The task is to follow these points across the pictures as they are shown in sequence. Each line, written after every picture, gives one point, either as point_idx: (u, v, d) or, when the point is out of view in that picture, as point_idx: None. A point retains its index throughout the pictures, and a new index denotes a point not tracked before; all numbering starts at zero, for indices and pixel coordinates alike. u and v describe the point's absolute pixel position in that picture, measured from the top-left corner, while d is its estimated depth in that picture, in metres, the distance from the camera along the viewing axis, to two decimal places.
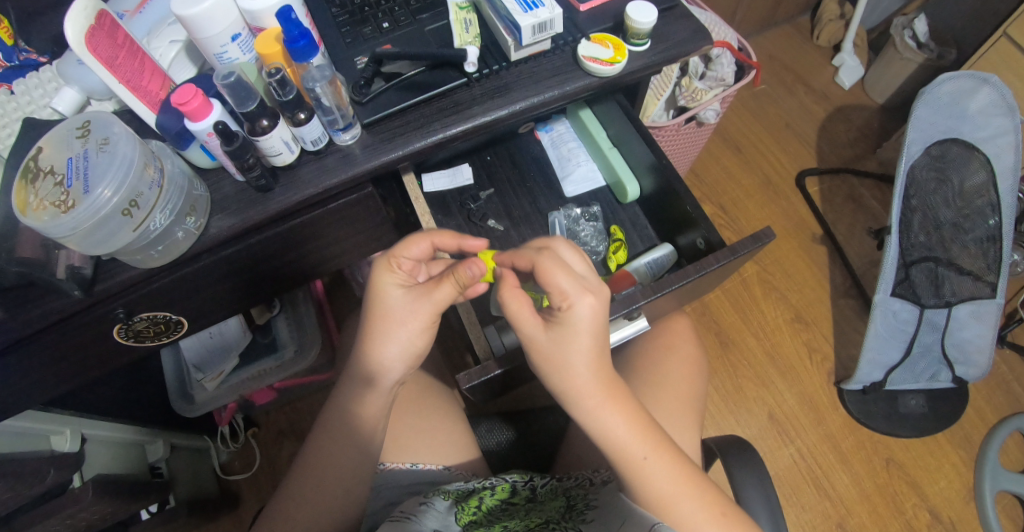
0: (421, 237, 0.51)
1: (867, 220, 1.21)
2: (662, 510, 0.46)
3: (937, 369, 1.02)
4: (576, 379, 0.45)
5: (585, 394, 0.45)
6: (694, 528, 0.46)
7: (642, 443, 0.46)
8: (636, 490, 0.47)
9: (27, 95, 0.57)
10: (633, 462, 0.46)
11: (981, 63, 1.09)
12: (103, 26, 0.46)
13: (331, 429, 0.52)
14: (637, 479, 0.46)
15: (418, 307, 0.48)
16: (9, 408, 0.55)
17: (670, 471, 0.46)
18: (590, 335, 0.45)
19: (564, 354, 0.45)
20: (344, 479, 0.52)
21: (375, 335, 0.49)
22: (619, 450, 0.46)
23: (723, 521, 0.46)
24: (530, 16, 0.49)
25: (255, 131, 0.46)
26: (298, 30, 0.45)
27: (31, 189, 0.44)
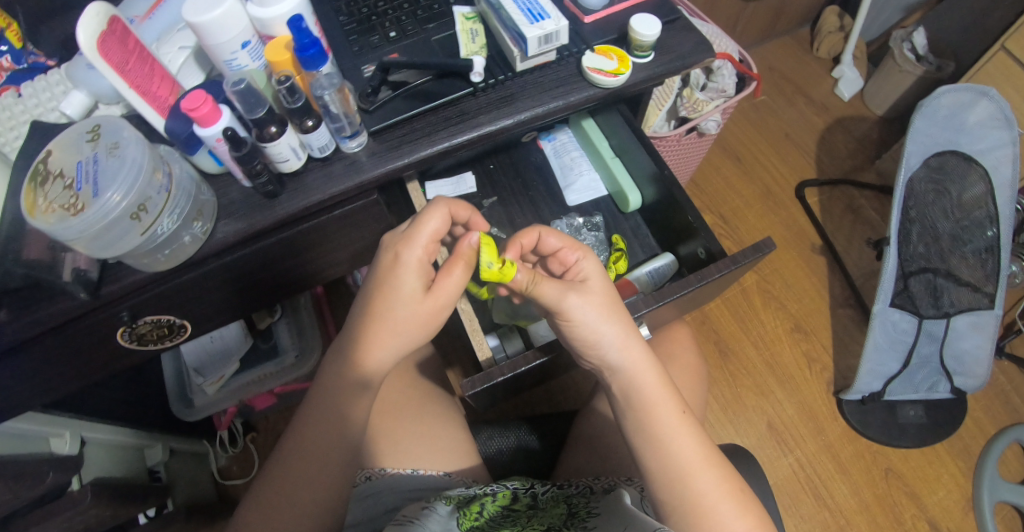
0: (440, 208, 0.51)
1: (866, 230, 1.22)
2: (685, 482, 0.46)
3: (936, 380, 1.02)
4: (610, 333, 0.49)
5: (623, 347, 0.49)
6: (716, 499, 0.45)
7: (674, 403, 0.49)
8: (666, 457, 0.47)
9: (35, 98, 0.58)
10: (660, 421, 0.48)
11: (979, 76, 1.10)
12: (115, 31, 0.46)
13: (318, 431, 0.50)
14: (666, 442, 0.47)
15: (437, 303, 0.50)
16: (11, 409, 0.55)
17: (698, 438, 0.48)
18: (604, 287, 0.51)
19: (603, 307, 0.49)
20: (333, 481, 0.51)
21: (386, 336, 0.49)
22: (648, 406, 0.48)
23: (742, 496, 0.46)
24: (536, 27, 0.50)
25: (262, 137, 0.46)
26: (309, 38, 0.46)
27: (41, 191, 0.44)
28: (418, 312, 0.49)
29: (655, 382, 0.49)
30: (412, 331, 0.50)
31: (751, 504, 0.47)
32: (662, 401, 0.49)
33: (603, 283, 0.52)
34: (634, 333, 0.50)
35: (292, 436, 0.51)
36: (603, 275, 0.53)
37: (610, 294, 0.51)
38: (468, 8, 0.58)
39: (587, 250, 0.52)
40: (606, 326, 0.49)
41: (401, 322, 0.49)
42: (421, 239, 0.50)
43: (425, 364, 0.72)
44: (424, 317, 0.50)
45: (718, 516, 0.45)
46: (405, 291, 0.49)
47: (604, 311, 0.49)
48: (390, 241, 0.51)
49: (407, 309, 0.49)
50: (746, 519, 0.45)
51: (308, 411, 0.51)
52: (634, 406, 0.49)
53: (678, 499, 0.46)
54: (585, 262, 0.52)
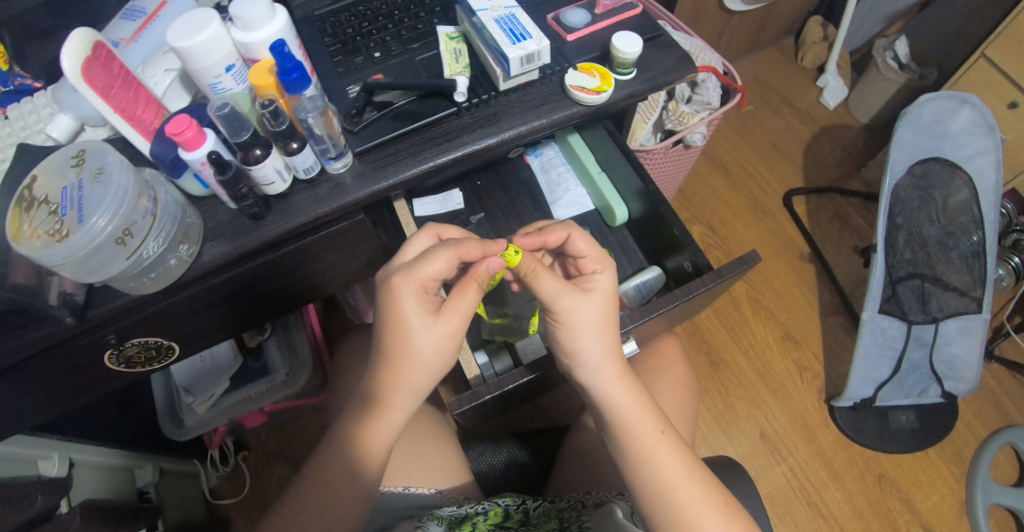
0: (444, 250, 0.50)
1: (854, 237, 1.23)
2: (668, 498, 0.46)
3: (926, 384, 1.03)
4: (592, 347, 0.49)
5: (602, 364, 0.49)
6: (699, 515, 0.45)
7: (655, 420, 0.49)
8: (645, 475, 0.47)
9: (21, 121, 0.58)
10: (639, 439, 0.48)
11: (961, 83, 1.12)
12: (99, 56, 0.46)
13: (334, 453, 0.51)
14: (646, 459, 0.47)
15: (449, 327, 0.49)
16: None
17: (678, 455, 0.48)
18: (607, 300, 0.51)
19: (594, 322, 0.49)
20: (357, 496, 0.51)
21: (403, 367, 0.49)
22: (628, 426, 0.48)
23: (726, 510, 0.46)
24: (518, 48, 0.51)
25: (247, 160, 0.46)
26: (291, 63, 0.46)
27: (25, 217, 0.44)
28: (433, 340, 0.49)
29: (634, 400, 0.49)
30: (425, 364, 0.50)
31: (738, 519, 0.46)
32: (641, 419, 0.49)
33: (609, 300, 0.51)
34: (616, 351, 0.50)
35: (318, 459, 0.52)
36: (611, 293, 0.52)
37: (607, 308, 0.50)
38: (451, 28, 0.59)
39: (607, 263, 0.50)
40: (587, 339, 0.49)
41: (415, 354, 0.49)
42: (420, 272, 0.49)
43: None
44: (427, 348, 0.49)
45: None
46: (415, 321, 0.48)
47: (597, 324, 0.49)
48: (389, 279, 0.49)
49: (420, 338, 0.49)
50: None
51: (331, 437, 0.52)
52: (613, 425, 0.49)
53: (662, 515, 0.46)
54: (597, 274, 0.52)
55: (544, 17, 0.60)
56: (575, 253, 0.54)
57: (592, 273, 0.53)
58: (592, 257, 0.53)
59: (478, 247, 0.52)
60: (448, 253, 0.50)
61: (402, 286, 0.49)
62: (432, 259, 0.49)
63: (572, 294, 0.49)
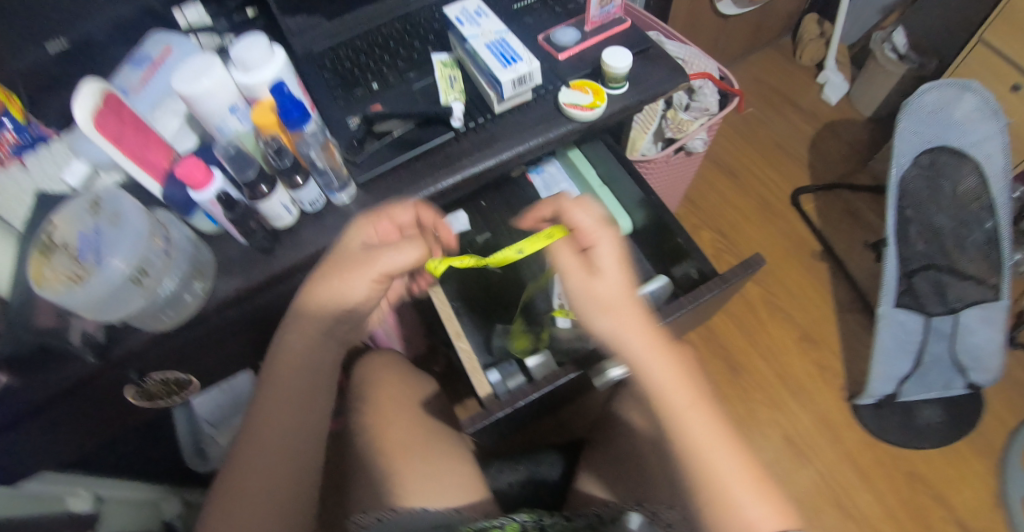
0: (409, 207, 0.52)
1: (865, 233, 1.22)
2: (692, 462, 0.43)
3: (949, 377, 1.01)
4: (613, 320, 0.46)
5: (635, 331, 0.46)
6: (730, 484, 0.42)
7: (685, 388, 0.46)
8: (676, 438, 0.44)
9: (43, 172, 0.60)
10: (672, 405, 0.45)
11: (962, 69, 1.11)
12: (110, 106, 0.48)
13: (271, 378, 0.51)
14: (675, 424, 0.45)
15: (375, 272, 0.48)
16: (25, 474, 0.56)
17: (712, 421, 0.45)
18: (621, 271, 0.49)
19: (609, 296, 0.47)
20: (287, 432, 0.50)
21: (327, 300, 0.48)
22: (660, 393, 0.45)
23: (760, 484, 0.43)
24: (509, 71, 0.52)
25: (256, 196, 0.48)
26: (292, 102, 0.48)
27: (47, 262, 0.46)
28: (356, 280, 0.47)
29: (662, 365, 0.46)
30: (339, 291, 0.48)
31: (772, 494, 0.43)
32: (671, 386, 0.45)
33: (616, 269, 0.48)
34: (645, 319, 0.47)
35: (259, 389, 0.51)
36: (619, 262, 0.49)
37: (625, 285, 0.48)
38: (446, 55, 0.60)
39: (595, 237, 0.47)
40: (613, 314, 0.47)
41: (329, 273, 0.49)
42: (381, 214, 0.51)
43: (432, 403, 0.73)
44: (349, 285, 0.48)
45: (734, 500, 0.42)
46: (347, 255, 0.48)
47: (613, 299, 0.47)
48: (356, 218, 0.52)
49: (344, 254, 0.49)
50: (766, 507, 0.42)
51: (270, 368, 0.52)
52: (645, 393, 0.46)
53: (693, 484, 0.43)
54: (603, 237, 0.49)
55: (536, 38, 0.61)
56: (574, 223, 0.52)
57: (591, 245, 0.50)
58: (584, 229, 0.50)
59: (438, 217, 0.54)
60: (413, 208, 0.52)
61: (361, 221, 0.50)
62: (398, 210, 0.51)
63: (579, 274, 0.48)
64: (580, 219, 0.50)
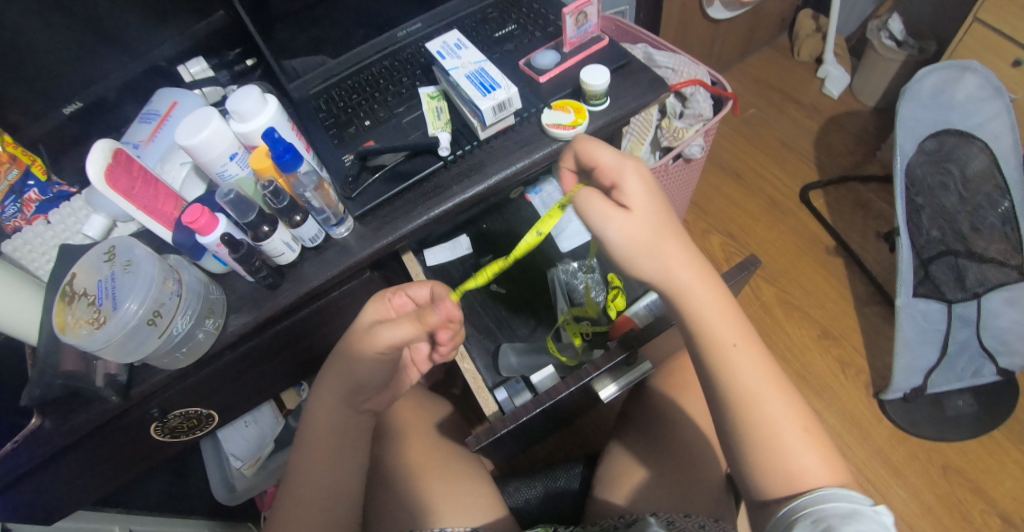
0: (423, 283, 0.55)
1: (878, 223, 1.20)
2: (750, 409, 0.43)
3: (979, 364, 0.98)
4: (652, 267, 0.45)
5: (679, 271, 0.44)
6: (786, 426, 0.42)
7: (732, 328, 0.45)
8: (728, 381, 0.44)
9: (62, 224, 0.64)
10: (722, 348, 0.44)
11: (961, 50, 1.10)
12: (120, 161, 0.51)
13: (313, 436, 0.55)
14: (726, 368, 0.44)
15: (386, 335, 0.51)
16: (56, 515, 0.58)
17: (759, 362, 0.44)
18: (652, 206, 0.45)
19: (649, 236, 0.44)
20: (327, 488, 0.53)
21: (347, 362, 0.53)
22: (711, 333, 0.44)
23: (812, 430, 0.43)
24: (489, 99, 0.54)
25: (258, 237, 0.50)
26: (283, 145, 0.49)
27: (69, 309, 0.49)
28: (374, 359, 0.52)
29: (710, 305, 0.45)
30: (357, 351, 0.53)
31: (823, 442, 0.43)
32: (719, 326, 0.44)
33: (654, 205, 0.45)
34: (684, 256, 0.45)
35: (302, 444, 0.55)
36: (647, 193, 0.45)
37: (660, 223, 0.45)
38: (432, 88, 0.63)
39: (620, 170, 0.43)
40: (659, 258, 0.44)
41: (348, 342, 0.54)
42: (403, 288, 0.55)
43: (448, 425, 0.74)
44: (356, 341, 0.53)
45: (791, 446, 0.41)
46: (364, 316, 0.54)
47: (653, 239, 0.44)
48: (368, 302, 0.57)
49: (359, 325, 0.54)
50: (814, 456, 0.41)
51: (305, 430, 0.56)
52: (693, 334, 0.45)
53: (739, 426, 0.43)
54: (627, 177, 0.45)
55: (517, 64, 0.63)
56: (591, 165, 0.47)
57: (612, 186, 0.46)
58: (605, 166, 0.46)
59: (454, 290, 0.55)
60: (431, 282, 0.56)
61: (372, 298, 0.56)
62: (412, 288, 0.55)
63: (616, 215, 0.44)
64: (600, 155, 0.46)
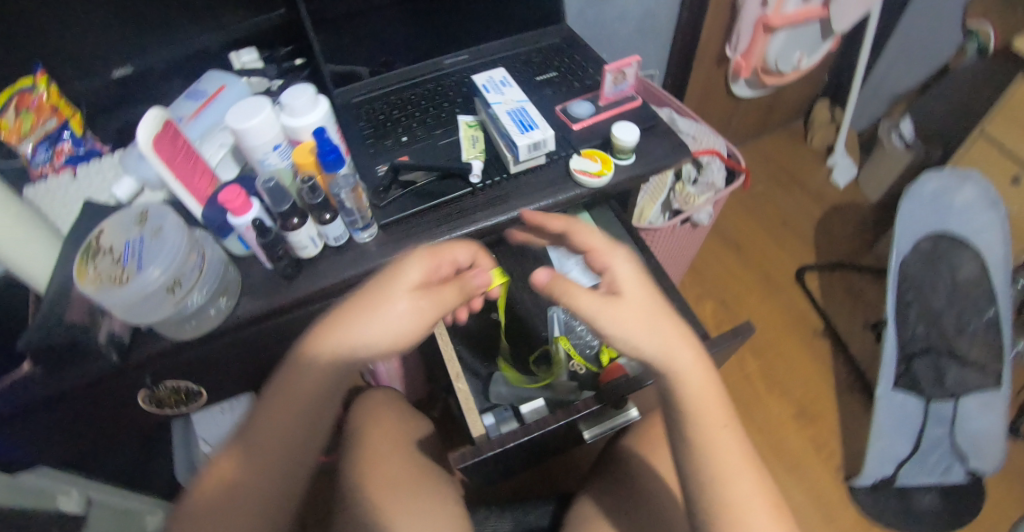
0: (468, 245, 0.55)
1: (867, 312, 1.24)
2: (717, 486, 0.45)
3: (949, 463, 1.00)
4: (652, 346, 0.46)
5: (667, 355, 0.46)
6: (752, 510, 0.44)
7: (718, 411, 0.47)
8: (701, 458, 0.46)
9: (89, 180, 0.66)
10: (704, 427, 0.46)
11: (965, 159, 1.16)
12: (168, 133, 0.54)
13: (293, 393, 0.46)
14: (703, 448, 0.46)
15: (425, 304, 0.49)
16: (20, 462, 0.58)
17: (737, 447, 0.46)
18: (640, 292, 0.48)
19: (637, 321, 0.46)
20: (290, 455, 0.46)
21: (372, 318, 0.47)
22: (696, 413, 0.46)
23: (777, 514, 0.45)
24: (526, 137, 0.58)
25: (286, 227, 0.52)
26: (330, 146, 0.54)
27: (90, 263, 0.50)
28: (405, 312, 0.48)
29: (701, 387, 0.46)
30: (390, 321, 0.48)
31: (785, 525, 0.45)
32: (708, 408, 0.46)
33: (644, 292, 0.48)
34: (679, 339, 0.47)
35: (280, 398, 0.46)
36: (638, 281, 0.48)
37: (649, 305, 0.47)
38: (471, 117, 0.66)
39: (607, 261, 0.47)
40: (648, 341, 0.46)
41: (381, 300, 0.48)
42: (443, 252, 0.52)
43: (427, 444, 0.75)
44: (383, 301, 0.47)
45: (751, 526, 0.43)
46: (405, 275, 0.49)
47: (643, 327, 0.46)
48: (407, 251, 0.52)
49: (399, 291, 0.48)
50: None
51: (285, 381, 0.47)
52: (679, 412, 0.47)
53: (708, 501, 0.45)
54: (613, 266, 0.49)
55: (553, 108, 0.67)
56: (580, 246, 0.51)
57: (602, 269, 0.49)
58: (598, 250, 0.50)
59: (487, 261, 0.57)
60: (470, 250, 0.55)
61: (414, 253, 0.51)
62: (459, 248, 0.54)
63: (608, 301, 0.46)
64: (595, 239, 0.51)
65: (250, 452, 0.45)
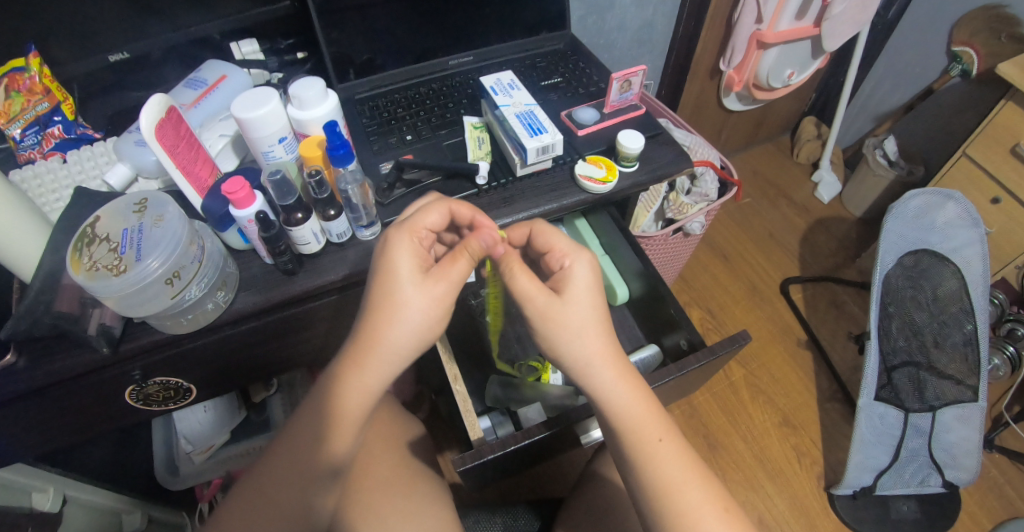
0: (439, 205, 0.51)
1: (849, 325, 1.27)
2: (667, 499, 0.48)
3: (926, 473, 1.02)
4: (585, 349, 0.49)
5: (607, 367, 0.50)
6: (700, 516, 0.47)
7: (655, 425, 0.50)
8: (647, 475, 0.49)
9: (79, 165, 0.64)
10: (647, 443, 0.49)
11: (947, 179, 1.19)
12: (171, 119, 0.53)
13: (299, 434, 0.51)
14: (646, 466, 0.49)
15: (438, 290, 0.48)
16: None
17: (679, 458, 0.49)
18: (590, 294, 0.51)
19: (576, 320, 0.49)
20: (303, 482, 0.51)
21: (387, 319, 0.47)
22: (634, 428, 0.49)
23: (726, 516, 0.47)
24: (535, 140, 0.58)
25: (289, 221, 0.53)
26: (340, 141, 0.54)
27: (85, 252, 0.49)
28: (418, 299, 0.47)
29: (633, 402, 0.50)
30: (416, 317, 0.48)
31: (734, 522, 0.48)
32: (641, 423, 0.50)
33: (588, 294, 0.50)
34: (615, 359, 0.50)
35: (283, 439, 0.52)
36: (590, 286, 0.51)
37: (587, 311, 0.50)
38: (476, 118, 0.67)
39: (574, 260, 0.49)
40: (590, 345, 0.49)
41: (401, 306, 0.47)
42: (415, 222, 0.50)
43: (417, 445, 0.74)
44: (391, 302, 0.48)
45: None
46: (404, 271, 0.48)
47: (588, 318, 0.50)
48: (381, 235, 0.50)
49: (409, 292, 0.47)
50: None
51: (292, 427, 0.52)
52: (613, 430, 0.50)
53: (659, 516, 0.48)
54: (574, 266, 0.51)
55: (559, 113, 0.68)
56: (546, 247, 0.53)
57: (563, 268, 0.52)
58: (559, 250, 0.52)
59: (470, 210, 0.53)
60: (443, 207, 0.51)
61: (399, 239, 0.49)
62: (429, 213, 0.51)
63: (546, 301, 0.49)
64: (558, 240, 0.53)
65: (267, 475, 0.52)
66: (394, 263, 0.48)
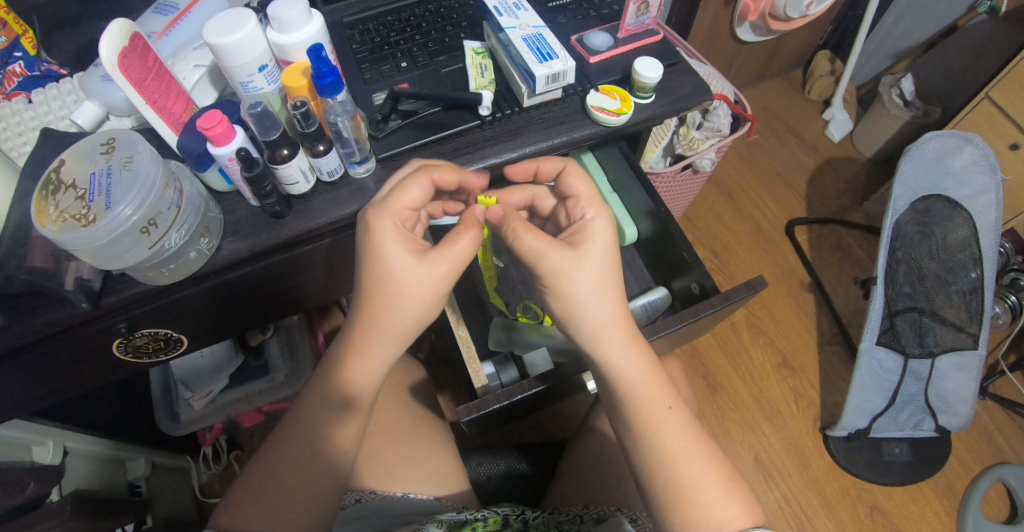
0: (420, 177, 0.49)
1: (854, 269, 1.25)
2: (671, 471, 0.47)
3: (920, 418, 1.03)
4: (594, 310, 0.47)
5: (616, 331, 0.48)
6: (706, 489, 0.46)
7: (662, 394, 0.49)
8: (650, 447, 0.48)
9: (45, 105, 0.59)
10: (655, 412, 0.48)
11: (965, 122, 1.14)
12: (136, 47, 0.47)
13: (297, 425, 0.50)
14: (649, 436, 0.48)
15: (436, 271, 0.46)
16: None
17: (685, 431, 0.48)
18: (606, 254, 0.48)
19: (590, 282, 0.47)
20: (303, 476, 0.50)
21: (387, 301, 0.47)
22: (642, 398, 0.48)
23: (729, 485, 0.47)
24: (544, 67, 0.53)
25: (274, 159, 0.49)
26: (327, 67, 0.48)
27: (51, 200, 0.45)
28: (415, 278, 0.46)
29: (641, 371, 0.48)
30: (414, 300, 0.47)
31: (740, 493, 0.47)
32: (649, 393, 0.48)
33: (605, 253, 0.48)
34: (624, 314, 0.49)
35: (284, 428, 0.51)
36: (608, 246, 0.49)
37: (601, 267, 0.48)
38: (478, 43, 0.62)
39: (599, 209, 0.50)
40: (591, 298, 0.47)
41: (397, 291, 0.46)
42: (395, 201, 0.47)
43: (418, 389, 0.73)
44: (384, 288, 0.46)
45: (706, 504, 0.46)
46: (393, 259, 0.46)
47: (598, 279, 0.47)
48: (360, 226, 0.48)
49: (401, 277, 0.46)
50: (733, 507, 0.46)
51: (294, 415, 0.51)
52: (620, 398, 0.49)
53: (661, 485, 0.47)
54: (597, 222, 0.50)
55: (569, 38, 0.63)
56: (567, 191, 0.53)
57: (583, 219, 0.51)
58: (585, 197, 0.51)
59: (454, 173, 0.51)
60: (425, 182, 0.49)
61: (379, 224, 0.47)
62: (408, 188, 0.48)
63: (559, 253, 0.47)
64: (585, 188, 0.51)
65: (266, 464, 0.50)
66: (379, 253, 0.46)
